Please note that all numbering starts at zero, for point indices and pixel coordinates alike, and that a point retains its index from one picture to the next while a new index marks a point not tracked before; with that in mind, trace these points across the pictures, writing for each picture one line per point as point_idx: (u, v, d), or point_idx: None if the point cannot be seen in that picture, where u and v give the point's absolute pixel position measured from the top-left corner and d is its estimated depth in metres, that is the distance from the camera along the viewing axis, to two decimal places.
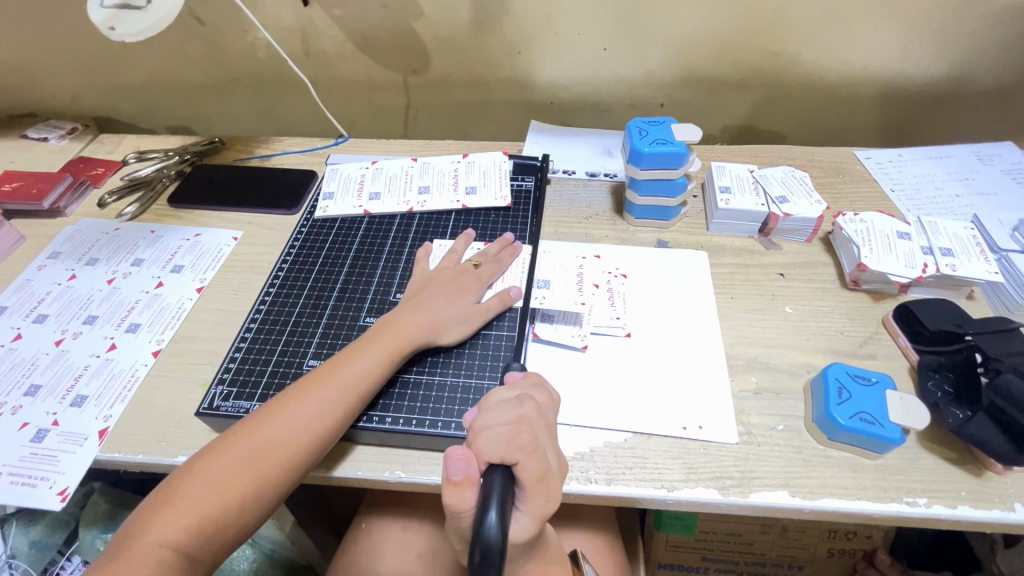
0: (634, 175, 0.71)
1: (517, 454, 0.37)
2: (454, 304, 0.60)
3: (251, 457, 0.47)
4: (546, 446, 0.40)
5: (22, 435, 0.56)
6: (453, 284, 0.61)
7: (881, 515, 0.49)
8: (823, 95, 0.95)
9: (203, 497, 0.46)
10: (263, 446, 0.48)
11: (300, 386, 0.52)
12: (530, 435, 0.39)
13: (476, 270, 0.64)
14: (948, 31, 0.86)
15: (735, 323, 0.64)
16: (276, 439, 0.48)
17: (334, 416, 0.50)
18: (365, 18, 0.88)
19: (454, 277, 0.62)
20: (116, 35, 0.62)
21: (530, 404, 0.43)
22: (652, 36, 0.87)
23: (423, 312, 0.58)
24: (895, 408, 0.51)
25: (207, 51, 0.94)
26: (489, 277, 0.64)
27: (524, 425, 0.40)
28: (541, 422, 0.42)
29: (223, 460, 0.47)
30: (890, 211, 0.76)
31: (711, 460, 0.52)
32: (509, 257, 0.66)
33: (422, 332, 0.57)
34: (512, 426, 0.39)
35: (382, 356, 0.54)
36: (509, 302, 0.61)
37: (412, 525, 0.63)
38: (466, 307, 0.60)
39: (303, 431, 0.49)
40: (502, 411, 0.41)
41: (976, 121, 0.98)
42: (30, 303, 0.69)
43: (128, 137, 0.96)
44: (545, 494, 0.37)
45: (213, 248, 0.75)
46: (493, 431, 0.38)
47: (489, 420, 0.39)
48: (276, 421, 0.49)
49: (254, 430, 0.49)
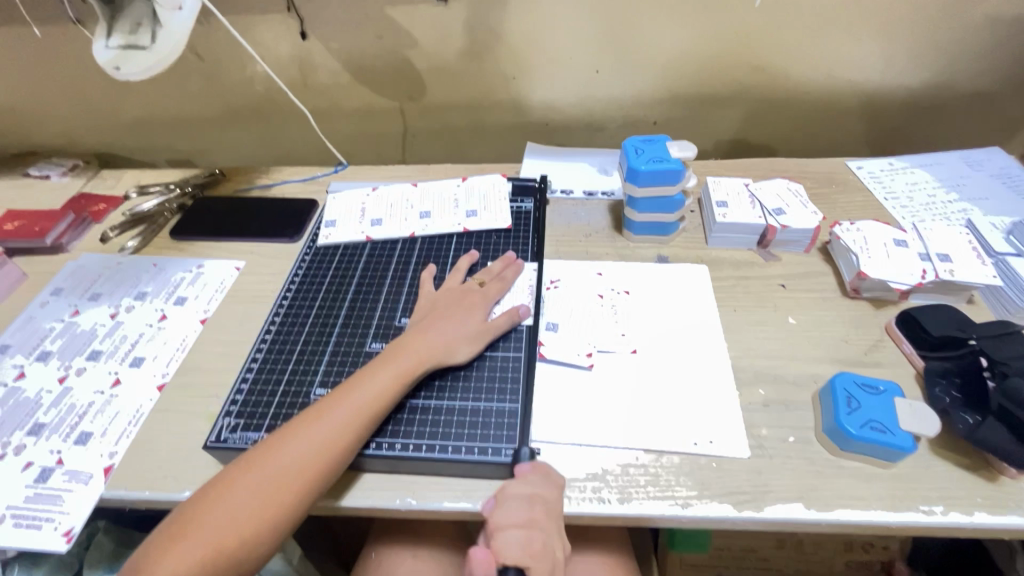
0: (631, 193, 0.72)
1: (527, 565, 0.45)
2: (463, 324, 0.60)
3: (263, 488, 0.47)
4: (555, 542, 0.48)
5: (27, 475, 0.55)
6: (460, 303, 0.62)
7: (899, 526, 0.49)
8: (811, 108, 0.97)
9: (215, 531, 0.45)
10: (273, 475, 0.48)
11: (310, 413, 0.52)
12: (540, 544, 0.46)
13: (481, 288, 0.65)
14: (928, 43, 0.88)
15: (739, 336, 0.64)
16: (289, 466, 0.48)
17: (343, 446, 0.50)
18: (361, 50, 0.90)
19: (461, 296, 0.63)
20: (121, 75, 0.64)
21: (541, 503, 0.49)
22: (641, 57, 0.90)
23: (432, 333, 0.58)
24: (904, 416, 0.51)
25: (206, 85, 0.96)
26: (495, 295, 0.64)
27: (535, 532, 0.47)
28: (551, 517, 0.48)
29: (234, 493, 0.47)
30: (884, 218, 0.77)
31: (725, 475, 0.52)
32: (513, 274, 0.67)
33: (432, 353, 0.57)
34: (524, 534, 0.46)
35: (392, 379, 0.54)
36: (516, 319, 0.62)
37: (424, 553, 0.62)
38: (475, 325, 0.60)
39: (314, 460, 0.49)
40: (515, 513, 0.47)
41: (961, 129, 1.00)
42: (33, 340, 0.68)
43: (128, 172, 0.97)
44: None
45: (217, 278, 0.75)
46: (509, 538, 0.46)
47: (505, 520, 0.47)
48: (285, 450, 0.49)
49: (265, 458, 0.49)
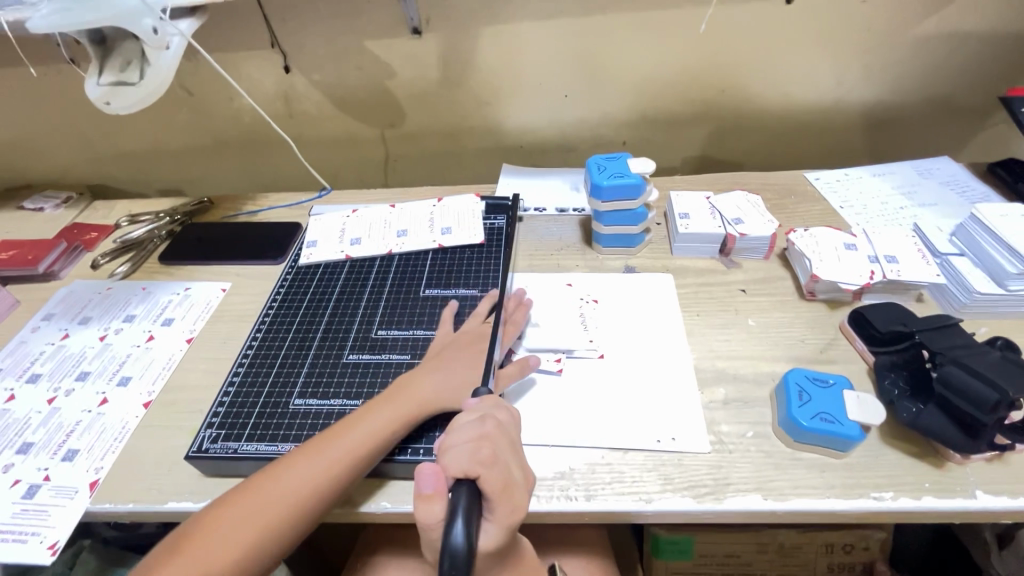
0: (597, 207, 0.76)
1: (477, 470, 0.37)
2: (469, 370, 0.59)
3: (260, 514, 0.49)
4: (513, 457, 0.40)
5: (14, 492, 0.57)
6: (481, 339, 0.62)
7: (852, 512, 0.51)
8: (771, 125, 1.03)
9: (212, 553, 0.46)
10: (269, 502, 0.49)
11: (304, 447, 0.53)
12: (492, 449, 0.39)
13: (500, 327, 0.64)
14: (874, 62, 0.94)
15: (701, 339, 0.67)
16: (284, 497, 0.50)
17: (342, 477, 0.51)
18: (342, 81, 0.95)
19: (479, 334, 0.63)
20: (112, 109, 0.69)
21: (492, 422, 0.43)
22: (607, 81, 0.95)
23: (428, 385, 0.57)
24: (852, 406, 0.54)
25: (195, 118, 1.01)
26: (510, 339, 0.64)
27: (488, 440, 0.40)
28: (506, 437, 0.42)
29: (232, 517, 0.48)
30: (839, 225, 0.81)
31: (686, 469, 0.54)
32: (522, 316, 0.66)
33: (435, 400, 0.57)
34: (473, 443, 0.39)
35: (409, 415, 0.55)
36: (528, 369, 0.60)
37: (405, 561, 0.64)
38: (476, 366, 0.59)
39: (316, 488, 0.50)
40: (466, 430, 0.41)
41: (914, 141, 1.05)
42: (24, 363, 0.71)
43: (120, 203, 1.01)
44: (511, 505, 0.37)
45: (203, 300, 0.78)
46: (457, 449, 0.39)
47: (454, 439, 0.40)
48: (287, 476, 0.51)
49: (271, 483, 0.50)
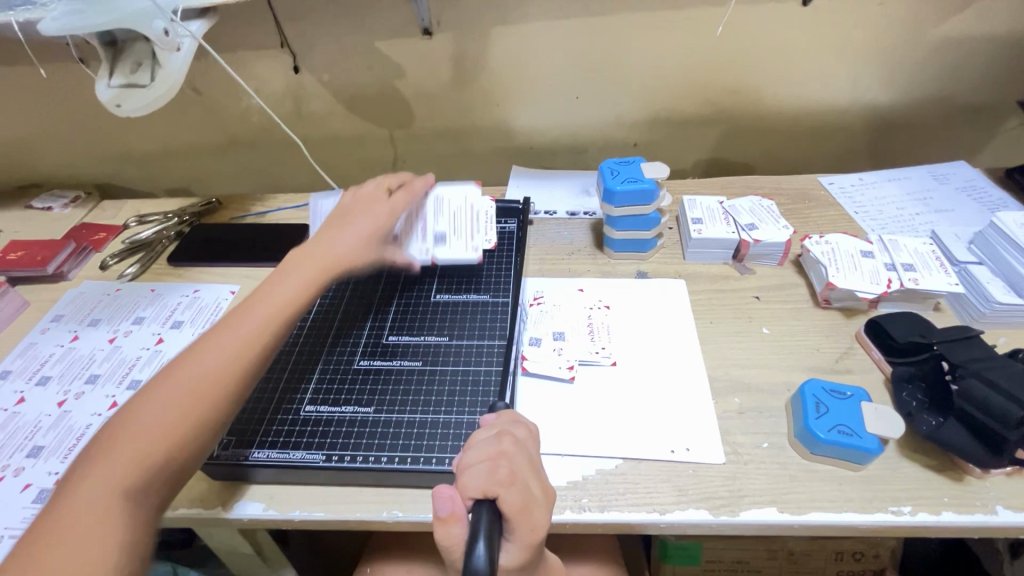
0: (609, 212, 0.75)
1: (496, 489, 0.37)
2: (366, 217, 0.65)
3: (176, 393, 0.46)
4: (531, 475, 0.40)
5: (25, 497, 0.57)
6: (366, 203, 0.68)
7: (870, 526, 0.50)
8: (784, 127, 1.02)
9: (133, 446, 0.43)
10: (191, 380, 0.47)
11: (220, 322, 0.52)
12: (509, 468, 0.39)
13: (389, 199, 0.69)
14: (890, 64, 0.93)
15: (715, 346, 0.66)
16: (207, 363, 0.48)
17: (259, 333, 0.52)
18: (351, 81, 0.95)
19: (370, 197, 0.68)
20: (122, 112, 0.68)
21: (510, 439, 0.43)
22: (619, 83, 0.94)
23: (343, 243, 0.62)
24: (871, 418, 0.53)
25: (204, 118, 1.00)
26: (401, 204, 0.69)
27: (504, 459, 0.40)
28: (523, 454, 0.41)
29: (147, 410, 0.45)
30: (854, 231, 0.80)
31: (701, 481, 0.54)
32: (423, 187, 0.72)
33: (343, 260, 0.61)
34: (490, 463, 0.39)
35: (308, 278, 0.58)
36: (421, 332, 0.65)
37: (415, 566, 0.63)
38: (377, 223, 0.65)
39: (234, 360, 0.49)
40: (481, 449, 0.41)
41: (930, 143, 1.04)
42: (33, 366, 0.71)
43: (128, 202, 1.01)
44: (532, 524, 0.37)
45: (212, 302, 0.78)
46: (473, 470, 0.38)
47: (471, 458, 0.40)
48: (210, 350, 0.49)
49: (188, 368, 0.48)
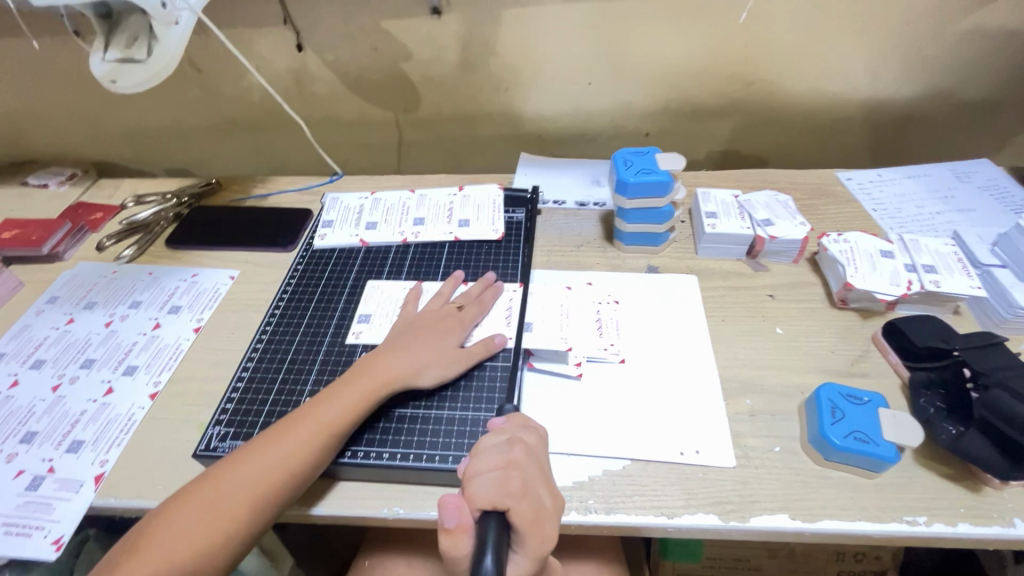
0: (621, 204, 0.72)
1: (506, 501, 0.36)
2: (437, 347, 0.59)
3: (218, 503, 0.47)
4: (540, 487, 0.40)
5: (18, 484, 0.56)
6: (436, 326, 0.61)
7: (883, 535, 0.49)
8: (802, 119, 0.98)
9: (170, 544, 0.45)
10: (232, 490, 0.48)
11: (269, 435, 0.51)
12: (520, 479, 0.38)
13: (459, 313, 0.64)
14: (916, 56, 0.90)
15: (727, 346, 0.64)
16: (243, 480, 0.48)
17: (297, 474, 0.49)
18: (356, 62, 0.91)
19: (438, 319, 0.62)
20: (117, 88, 0.65)
21: (521, 447, 0.42)
22: (633, 70, 0.91)
23: (402, 354, 0.58)
24: (888, 426, 0.52)
25: (204, 96, 0.97)
26: (472, 319, 0.64)
27: (515, 469, 0.39)
28: (533, 464, 0.41)
29: (191, 511, 0.47)
30: (873, 229, 0.78)
31: (711, 485, 0.52)
32: (492, 299, 0.66)
33: (399, 374, 0.56)
34: (501, 472, 0.39)
35: (360, 402, 0.54)
36: (494, 347, 0.61)
37: (415, 561, 0.62)
38: (449, 350, 0.60)
39: (272, 474, 0.49)
40: (492, 457, 0.40)
41: (951, 139, 1.00)
42: (28, 348, 0.69)
43: (126, 182, 0.98)
44: (540, 537, 0.37)
45: (211, 287, 0.76)
46: (483, 478, 0.38)
47: (480, 466, 0.40)
48: (249, 463, 0.49)
49: (222, 474, 0.49)
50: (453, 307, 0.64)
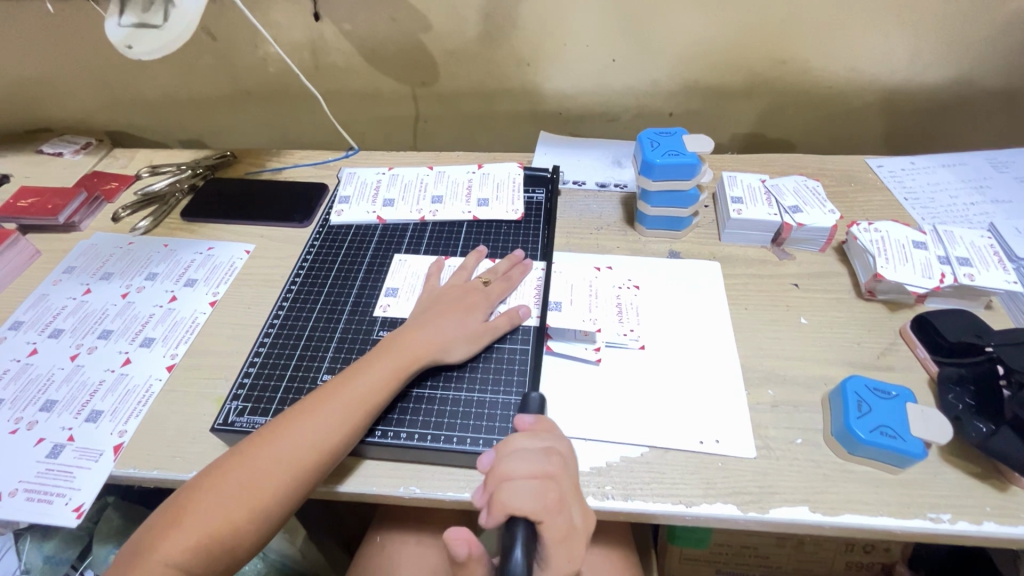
0: (646, 186, 0.70)
1: (541, 515, 0.36)
2: (463, 322, 0.59)
3: (255, 477, 0.47)
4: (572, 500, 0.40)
5: (39, 451, 0.56)
6: (462, 301, 0.61)
7: (905, 531, 0.48)
8: (832, 102, 0.95)
9: (209, 517, 0.45)
10: (268, 464, 0.47)
11: (302, 407, 0.51)
12: (556, 494, 0.38)
13: (485, 288, 0.63)
14: (958, 38, 0.85)
15: (749, 335, 0.63)
16: (280, 455, 0.48)
17: (333, 449, 0.49)
18: (374, 32, 0.89)
19: (463, 294, 0.62)
20: (132, 54, 0.63)
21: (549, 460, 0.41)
22: (660, 46, 0.88)
23: (431, 329, 0.57)
24: (916, 422, 0.50)
25: (218, 65, 0.95)
26: (499, 295, 0.63)
27: (552, 481, 0.39)
28: (569, 477, 0.41)
29: (226, 483, 0.47)
30: (904, 219, 0.75)
31: (730, 475, 0.52)
32: (519, 275, 0.66)
33: (428, 350, 0.56)
34: (538, 483, 0.38)
35: (391, 376, 0.54)
36: (517, 320, 0.60)
37: (426, 538, 0.63)
38: (475, 326, 0.59)
39: (312, 447, 0.48)
40: (521, 470, 0.39)
41: (987, 127, 0.97)
42: (46, 317, 0.69)
43: (140, 152, 0.97)
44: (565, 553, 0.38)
45: (227, 261, 0.75)
46: (518, 486, 0.37)
47: (510, 476, 0.39)
48: (284, 438, 0.49)
49: (256, 450, 0.48)
50: (478, 283, 0.63)
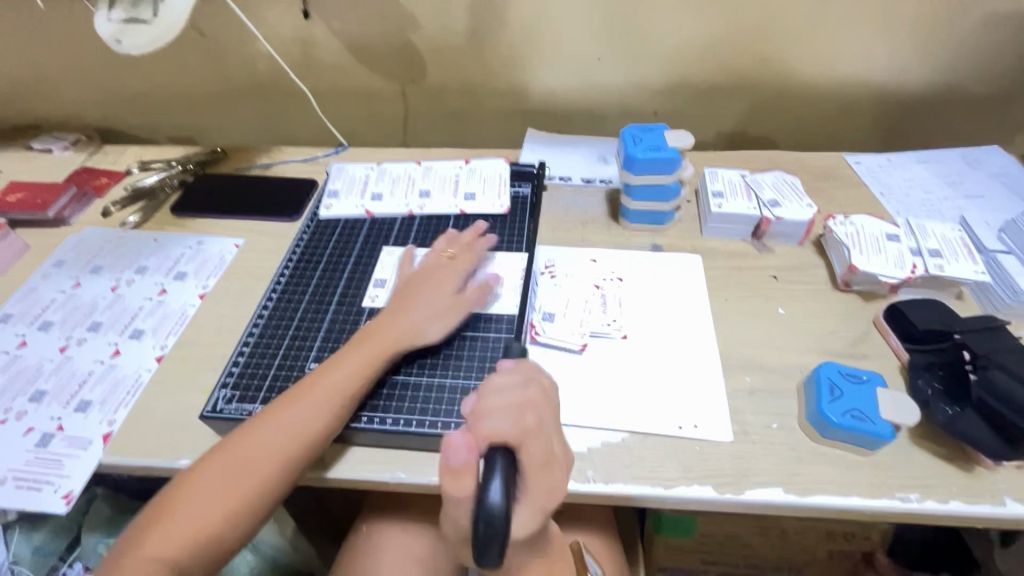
0: (628, 180, 0.72)
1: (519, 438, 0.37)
2: (435, 299, 0.60)
3: (240, 470, 0.48)
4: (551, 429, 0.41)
5: (28, 441, 0.57)
6: (430, 280, 0.62)
7: (875, 511, 0.50)
8: (813, 101, 0.97)
9: (196, 511, 0.46)
10: (253, 457, 0.49)
11: (283, 400, 0.52)
12: (534, 418, 0.40)
13: (452, 262, 0.64)
14: (932, 39, 0.88)
15: (728, 325, 0.65)
16: (263, 447, 0.49)
17: (315, 438, 0.51)
18: (363, 31, 0.90)
19: (432, 273, 0.63)
20: (123, 48, 0.64)
21: (535, 388, 0.43)
22: (644, 46, 0.90)
23: (407, 313, 0.59)
24: (885, 405, 0.52)
25: (209, 62, 0.96)
26: (466, 266, 0.65)
27: (530, 405, 0.40)
28: (548, 406, 0.42)
29: (212, 477, 0.48)
30: (879, 213, 0.77)
31: (707, 458, 0.53)
32: (482, 245, 0.68)
33: (405, 332, 0.57)
34: (515, 407, 0.40)
35: (368, 362, 0.55)
36: (488, 290, 0.63)
37: (413, 527, 0.64)
38: (449, 301, 0.61)
39: (295, 437, 0.50)
40: (507, 394, 0.41)
41: (963, 126, 0.99)
42: (35, 310, 0.70)
43: (130, 148, 0.98)
44: (549, 481, 0.38)
45: (216, 255, 0.76)
46: (496, 413, 0.39)
47: (493, 403, 0.40)
48: (267, 430, 0.50)
49: (240, 444, 0.49)
50: (445, 258, 0.65)
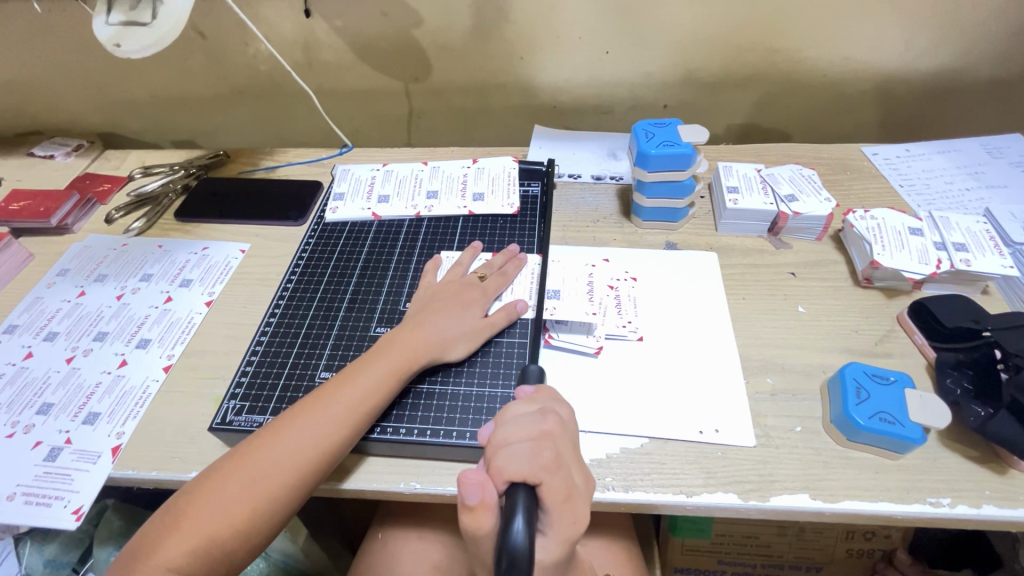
0: (641, 177, 0.70)
1: (539, 473, 0.36)
2: (460, 318, 0.59)
3: (255, 479, 0.47)
4: (574, 463, 0.40)
5: (36, 455, 0.56)
6: (458, 297, 0.61)
7: (906, 517, 0.48)
8: (827, 91, 0.95)
9: (207, 521, 0.45)
10: (268, 466, 0.47)
11: (300, 407, 0.51)
12: (553, 451, 0.38)
13: (481, 283, 0.63)
14: (952, 24, 0.85)
15: (747, 324, 0.63)
16: (279, 457, 0.48)
17: (331, 450, 0.49)
18: (366, 28, 0.88)
19: (460, 289, 0.62)
20: (121, 52, 0.62)
21: (554, 419, 0.42)
22: (654, 38, 0.87)
23: (428, 327, 0.57)
24: (914, 407, 0.51)
25: (210, 64, 0.95)
26: (495, 290, 0.63)
27: (549, 439, 0.39)
28: (567, 436, 0.41)
29: (226, 486, 0.46)
30: (899, 206, 0.75)
31: (730, 464, 0.52)
32: (514, 270, 0.65)
33: (425, 346, 0.56)
34: (534, 442, 0.39)
35: (388, 373, 0.53)
36: (514, 315, 0.60)
37: (428, 535, 0.63)
38: (473, 321, 0.59)
39: (311, 448, 0.48)
40: (524, 426, 0.40)
41: (982, 114, 0.97)
42: (40, 321, 0.69)
43: (133, 153, 0.96)
44: (572, 514, 0.37)
45: (221, 261, 0.75)
46: (514, 447, 0.38)
47: (510, 435, 0.39)
48: (283, 439, 0.48)
49: (256, 453, 0.48)
50: (474, 278, 0.63)
